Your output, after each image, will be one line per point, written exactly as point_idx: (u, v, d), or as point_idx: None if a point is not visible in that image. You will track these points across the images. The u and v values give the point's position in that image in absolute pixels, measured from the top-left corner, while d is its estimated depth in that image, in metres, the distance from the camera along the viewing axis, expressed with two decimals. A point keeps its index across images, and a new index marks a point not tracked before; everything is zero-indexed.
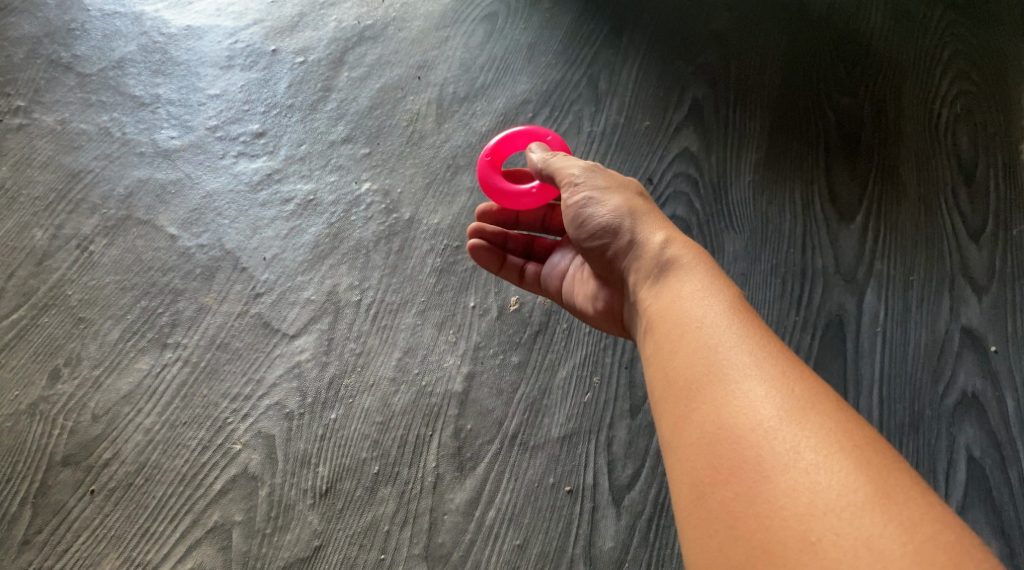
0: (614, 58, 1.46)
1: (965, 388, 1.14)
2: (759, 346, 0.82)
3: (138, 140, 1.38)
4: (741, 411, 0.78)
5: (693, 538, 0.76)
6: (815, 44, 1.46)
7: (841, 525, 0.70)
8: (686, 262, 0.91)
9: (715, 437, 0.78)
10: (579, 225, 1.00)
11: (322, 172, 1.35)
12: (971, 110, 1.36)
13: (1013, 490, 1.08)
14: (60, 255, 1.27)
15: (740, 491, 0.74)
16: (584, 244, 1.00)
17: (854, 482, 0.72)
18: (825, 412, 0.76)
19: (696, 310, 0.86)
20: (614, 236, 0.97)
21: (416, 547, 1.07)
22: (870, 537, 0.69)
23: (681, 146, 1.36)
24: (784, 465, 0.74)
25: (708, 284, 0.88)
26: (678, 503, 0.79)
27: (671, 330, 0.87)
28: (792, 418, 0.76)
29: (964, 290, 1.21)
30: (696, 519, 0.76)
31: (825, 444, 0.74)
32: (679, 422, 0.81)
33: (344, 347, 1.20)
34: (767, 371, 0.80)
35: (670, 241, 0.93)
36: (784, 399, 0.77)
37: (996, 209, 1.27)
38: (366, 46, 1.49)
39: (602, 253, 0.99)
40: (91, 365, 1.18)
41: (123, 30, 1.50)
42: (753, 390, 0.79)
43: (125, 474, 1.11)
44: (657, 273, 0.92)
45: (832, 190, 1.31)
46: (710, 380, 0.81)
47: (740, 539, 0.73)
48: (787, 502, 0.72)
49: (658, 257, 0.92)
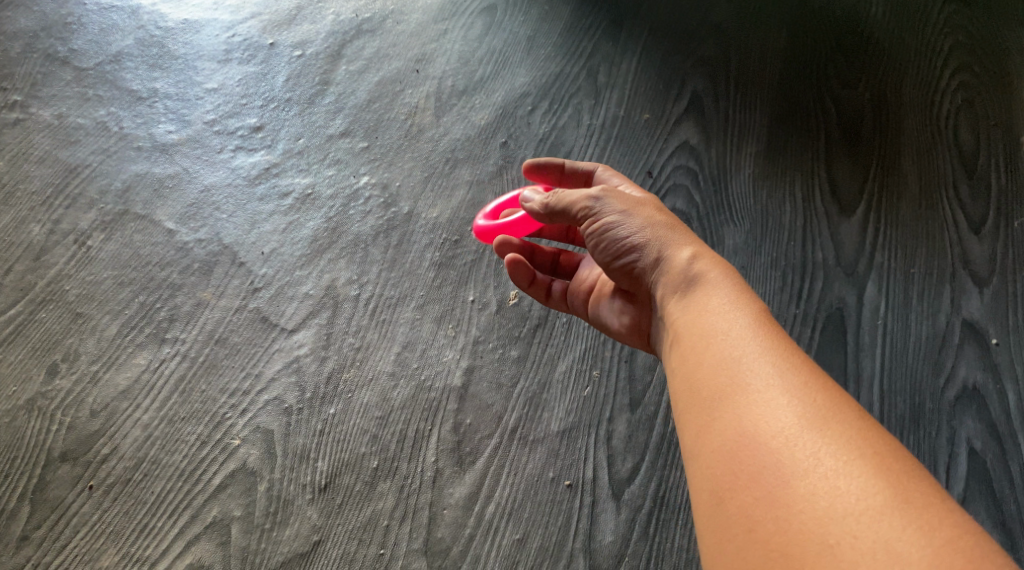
0: (613, 51, 1.45)
1: (966, 381, 1.14)
2: (782, 357, 0.82)
3: (135, 135, 1.37)
4: (763, 419, 0.78)
5: (711, 543, 0.76)
6: (816, 35, 1.45)
7: (860, 528, 0.69)
8: (712, 277, 0.91)
9: (736, 444, 0.78)
10: (602, 250, 0.99)
11: (321, 166, 1.34)
12: (972, 101, 1.36)
13: (1014, 483, 1.08)
14: (57, 250, 1.26)
15: (759, 496, 0.74)
16: (610, 265, 0.99)
17: (873, 487, 0.71)
18: (846, 420, 0.76)
19: (721, 322, 0.87)
20: (639, 253, 0.96)
21: (415, 542, 1.07)
22: (890, 540, 0.68)
23: (681, 139, 1.36)
24: (805, 471, 0.74)
25: (733, 298, 0.88)
26: (699, 509, 0.79)
27: (695, 342, 0.87)
28: (813, 426, 0.76)
29: (966, 283, 1.21)
30: (715, 524, 0.76)
31: (845, 450, 0.74)
32: (701, 431, 0.82)
33: (343, 342, 1.19)
34: (789, 381, 0.80)
35: (697, 256, 0.93)
36: (805, 407, 0.77)
37: (996, 202, 1.27)
38: (364, 40, 1.48)
39: (629, 270, 0.98)
40: (89, 360, 1.18)
41: (120, 24, 1.49)
42: (775, 399, 0.79)
43: (124, 470, 1.11)
44: (685, 287, 0.91)
45: (834, 182, 1.30)
46: (733, 390, 0.81)
47: (759, 543, 0.73)
48: (806, 505, 0.72)
49: (685, 270, 0.92)
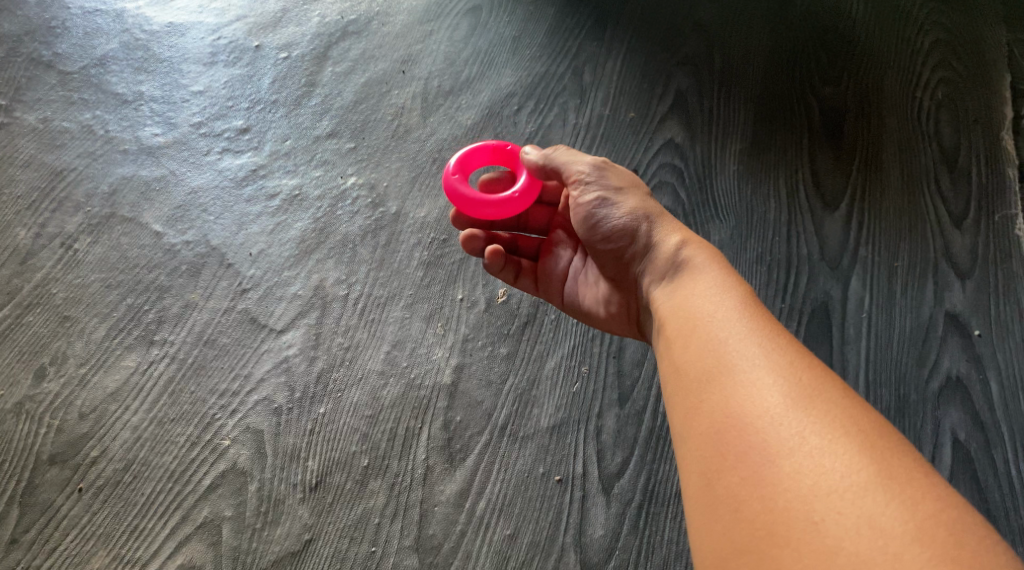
0: (598, 50, 1.46)
1: (949, 371, 1.15)
2: (766, 337, 0.83)
3: (121, 138, 1.37)
4: (749, 399, 0.79)
5: (698, 523, 0.77)
6: (798, 34, 1.46)
7: (845, 504, 0.71)
8: (699, 262, 0.93)
9: (723, 425, 0.79)
10: (590, 228, 1.02)
11: (308, 167, 1.35)
12: (952, 97, 1.37)
13: (998, 472, 1.09)
14: (43, 253, 1.26)
15: (745, 476, 0.75)
16: (597, 244, 1.02)
17: (857, 464, 0.72)
18: (831, 399, 0.77)
19: (705, 306, 0.88)
20: (628, 235, 0.99)
21: (406, 539, 1.07)
22: (873, 515, 0.69)
23: (666, 138, 1.37)
24: (790, 449, 0.75)
25: (718, 282, 0.90)
26: (688, 491, 0.80)
27: (682, 327, 0.88)
28: (798, 404, 0.77)
29: (948, 275, 1.22)
30: (702, 504, 0.77)
31: (830, 428, 0.75)
32: (688, 413, 0.83)
33: (332, 342, 1.19)
34: (774, 361, 0.81)
35: (686, 242, 0.95)
36: (791, 387, 0.78)
37: (977, 196, 1.28)
38: (350, 41, 1.49)
39: (618, 254, 1.01)
40: (77, 363, 1.18)
41: (105, 27, 1.49)
42: (761, 379, 0.80)
43: (113, 472, 1.11)
44: (671, 273, 0.94)
45: (816, 178, 1.32)
46: (718, 371, 0.82)
47: (746, 522, 0.74)
48: (792, 484, 0.73)
49: (673, 257, 0.94)
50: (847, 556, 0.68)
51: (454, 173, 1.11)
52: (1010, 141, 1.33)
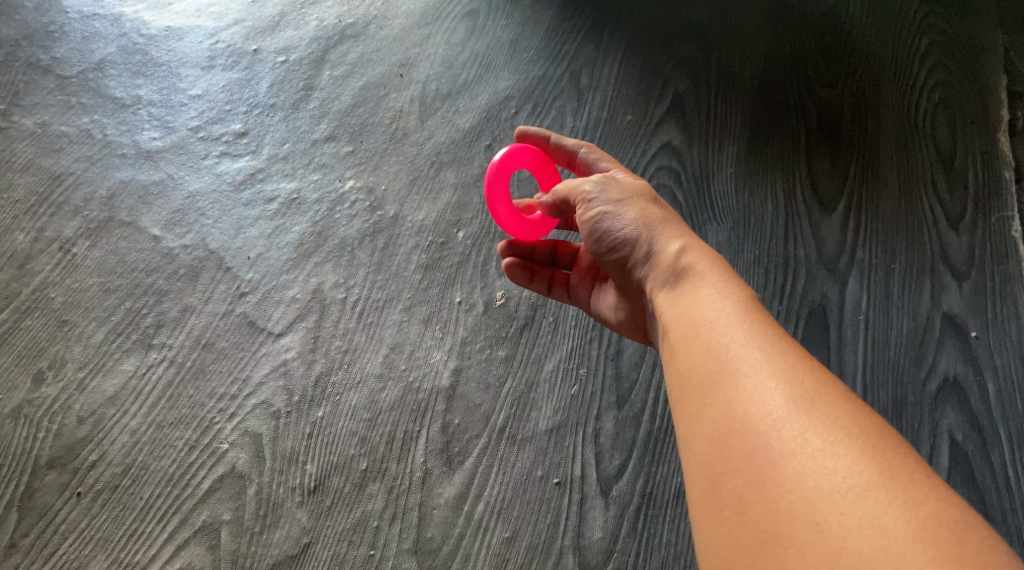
0: (595, 54, 1.47)
1: (946, 373, 1.16)
2: (770, 342, 0.83)
3: (119, 142, 1.37)
4: (752, 402, 0.79)
5: (703, 526, 0.78)
6: (795, 37, 1.47)
7: (847, 505, 0.71)
8: (702, 268, 0.92)
9: (727, 428, 0.79)
10: (596, 239, 1.01)
11: (306, 171, 1.35)
12: (948, 99, 1.38)
13: (995, 474, 1.09)
14: (41, 258, 1.26)
15: (748, 478, 0.76)
16: (603, 255, 1.01)
17: (859, 465, 0.72)
18: (833, 401, 0.77)
19: (709, 311, 0.88)
20: (631, 246, 0.98)
21: (405, 542, 1.07)
22: (876, 515, 0.70)
23: (664, 140, 1.37)
24: (792, 451, 0.75)
25: (722, 287, 0.90)
26: (692, 494, 0.80)
27: (686, 331, 0.88)
28: (800, 406, 0.77)
29: (945, 276, 1.23)
30: (707, 507, 0.78)
31: (832, 430, 0.75)
32: (693, 417, 0.83)
33: (330, 345, 1.20)
34: (777, 364, 0.81)
35: (687, 248, 0.94)
36: (793, 390, 0.78)
37: (973, 198, 1.29)
38: (348, 45, 1.49)
39: (622, 263, 1.00)
40: (76, 367, 1.18)
41: (102, 31, 1.49)
42: (764, 382, 0.80)
43: (112, 476, 1.11)
44: (674, 279, 0.93)
45: (814, 180, 1.32)
46: (722, 376, 0.82)
47: (750, 524, 0.74)
48: (795, 485, 0.73)
49: (676, 262, 0.94)
50: (849, 556, 0.69)
51: (493, 178, 1.11)
52: (1006, 143, 1.33)
